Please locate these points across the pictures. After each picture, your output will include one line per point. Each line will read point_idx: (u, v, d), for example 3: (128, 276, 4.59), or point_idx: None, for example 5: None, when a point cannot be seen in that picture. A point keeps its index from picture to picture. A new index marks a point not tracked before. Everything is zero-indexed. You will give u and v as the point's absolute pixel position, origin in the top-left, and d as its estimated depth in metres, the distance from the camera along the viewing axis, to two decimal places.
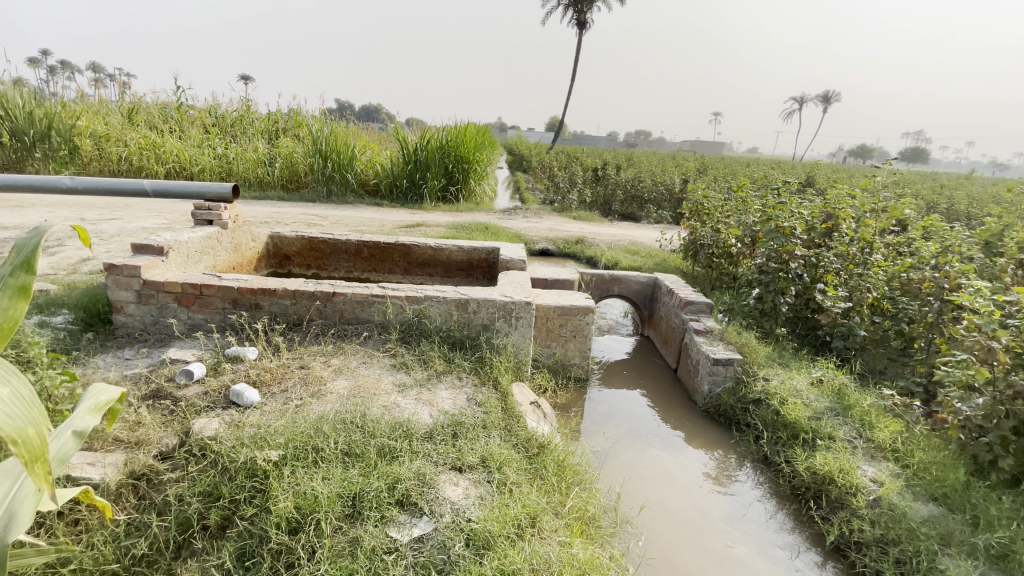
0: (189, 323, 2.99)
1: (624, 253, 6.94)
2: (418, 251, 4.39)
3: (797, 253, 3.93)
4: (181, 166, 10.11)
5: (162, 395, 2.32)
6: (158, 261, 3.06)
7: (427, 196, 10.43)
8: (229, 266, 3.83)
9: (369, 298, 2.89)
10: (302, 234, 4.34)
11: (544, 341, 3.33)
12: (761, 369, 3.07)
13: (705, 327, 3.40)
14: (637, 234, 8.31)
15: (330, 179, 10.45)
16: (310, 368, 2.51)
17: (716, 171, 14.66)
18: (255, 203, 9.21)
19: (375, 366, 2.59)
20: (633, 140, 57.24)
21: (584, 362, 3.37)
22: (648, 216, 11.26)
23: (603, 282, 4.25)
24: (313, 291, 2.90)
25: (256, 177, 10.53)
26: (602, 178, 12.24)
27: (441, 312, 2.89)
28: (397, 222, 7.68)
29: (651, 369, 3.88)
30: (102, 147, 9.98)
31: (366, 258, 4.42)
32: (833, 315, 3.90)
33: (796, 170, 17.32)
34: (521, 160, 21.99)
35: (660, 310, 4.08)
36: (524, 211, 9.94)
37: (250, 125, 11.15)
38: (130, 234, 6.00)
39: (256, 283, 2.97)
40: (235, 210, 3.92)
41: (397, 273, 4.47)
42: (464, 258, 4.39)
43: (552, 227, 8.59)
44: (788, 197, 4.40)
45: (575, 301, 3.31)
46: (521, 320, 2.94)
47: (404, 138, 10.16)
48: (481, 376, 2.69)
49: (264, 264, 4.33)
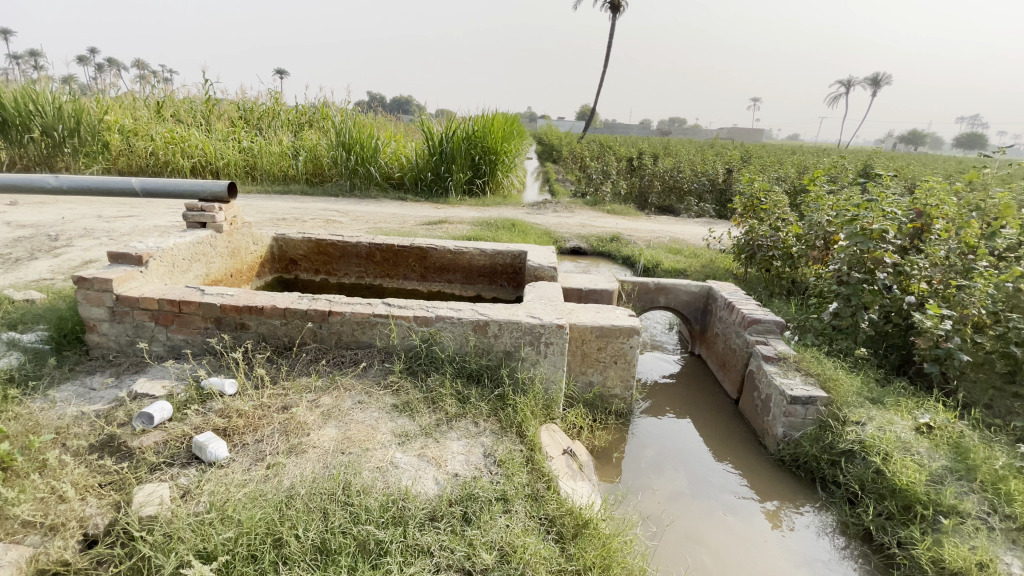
0: (169, 345, 2.61)
1: (665, 253, 6.30)
2: (435, 255, 3.91)
3: (887, 261, 3.30)
4: (207, 160, 9.97)
5: (115, 444, 1.91)
6: (135, 273, 2.68)
7: (453, 189, 9.96)
8: (227, 272, 3.44)
9: (370, 319, 2.43)
10: (309, 236, 3.92)
11: (580, 368, 2.81)
12: (853, 410, 2.49)
13: (776, 353, 2.85)
14: (679, 230, 7.63)
15: (353, 172, 10.07)
16: (294, 409, 2.07)
17: (760, 160, 13.71)
18: (276, 198, 8.94)
19: (372, 406, 2.13)
20: (667, 129, 55.51)
21: (627, 393, 2.84)
22: (688, 209, 10.52)
23: (647, 292, 3.68)
24: (307, 309, 2.45)
25: (280, 171, 10.34)
26: (638, 168, 11.52)
27: (455, 337, 2.41)
28: (420, 219, 7.24)
29: (706, 398, 3.31)
30: (130, 142, 9.93)
31: (379, 262, 3.97)
32: (932, 337, 3.22)
33: (849, 158, 16.10)
34: (551, 150, 21.35)
35: (715, 327, 3.50)
36: (554, 205, 9.38)
37: (275, 118, 10.92)
38: (142, 233, 5.74)
39: (243, 300, 2.54)
40: (233, 209, 3.51)
41: (412, 279, 4.00)
42: (487, 263, 3.89)
43: (584, 223, 7.99)
44: (875, 188, 3.72)
45: (616, 321, 2.78)
46: (551, 347, 2.43)
47: (430, 128, 9.69)
48: (502, 419, 2.20)
49: (267, 269, 3.92)
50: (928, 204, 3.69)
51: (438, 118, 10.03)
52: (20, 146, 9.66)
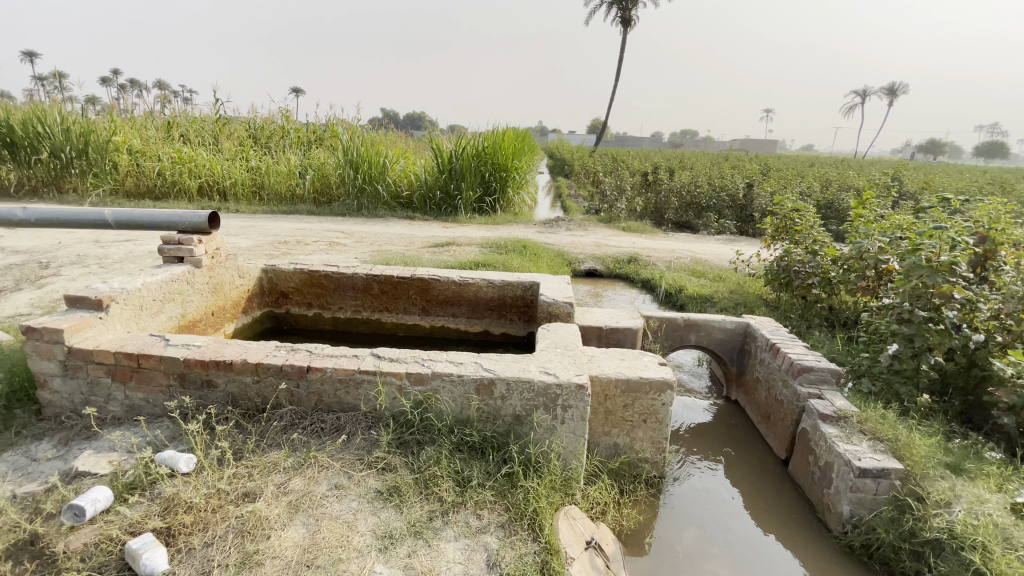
0: (127, 404, 2.27)
1: (688, 277, 5.88)
2: (438, 287, 3.54)
3: (957, 297, 2.88)
4: (214, 180, 9.87)
5: (36, 546, 1.56)
6: (93, 320, 2.35)
7: (462, 208, 9.64)
8: (210, 310, 3.13)
9: (356, 377, 2.08)
10: (301, 267, 3.58)
11: (601, 427, 2.43)
12: (935, 487, 2.06)
13: (835, 411, 2.48)
14: (700, 250, 7.20)
15: (360, 191, 9.77)
16: (257, 498, 1.71)
17: (779, 174, 13.25)
18: (281, 219, 8.70)
19: (350, 492, 1.76)
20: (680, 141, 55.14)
21: (657, 456, 2.45)
22: (708, 226, 10.07)
23: (678, 331, 3.28)
24: (283, 364, 2.12)
25: (287, 191, 10.06)
26: (654, 183, 11.15)
27: (455, 399, 2.05)
28: (427, 240, 6.92)
29: (746, 456, 2.91)
30: (137, 163, 9.83)
31: (377, 295, 3.61)
32: (1012, 386, 2.78)
33: (873, 170, 15.51)
34: (562, 165, 21.08)
35: (756, 372, 3.11)
36: (567, 222, 9.01)
37: (283, 137, 10.75)
38: (136, 259, 5.48)
39: (211, 353, 2.21)
40: (216, 241, 3.19)
41: (413, 313, 3.63)
42: (495, 296, 3.52)
43: (599, 243, 7.60)
44: (934, 210, 3.26)
45: (643, 373, 2.39)
46: (569, 412, 2.04)
47: (439, 145, 9.44)
48: (511, 508, 1.80)
49: (256, 302, 3.59)
50: (993, 226, 3.18)
51: (448, 134, 9.77)
52: (28, 167, 9.61)
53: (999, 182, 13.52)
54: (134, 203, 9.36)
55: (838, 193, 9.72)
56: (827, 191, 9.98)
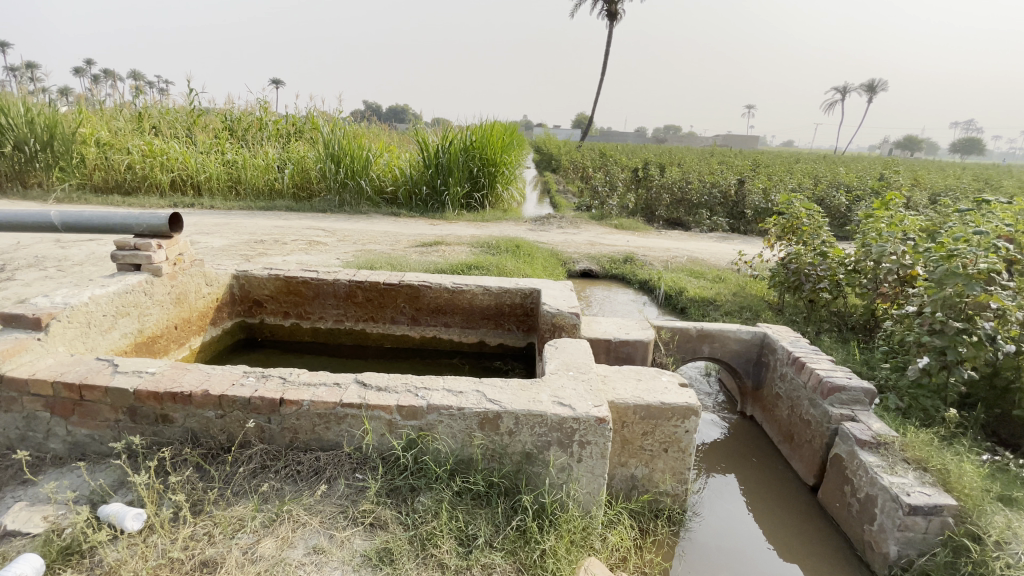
0: (70, 442, 1.94)
1: (687, 278, 5.64)
2: (429, 295, 3.23)
3: (993, 307, 2.68)
4: (188, 174, 9.39)
5: None
6: (31, 341, 2.00)
7: (450, 204, 9.29)
8: (172, 323, 2.79)
9: (338, 412, 1.79)
10: (277, 273, 3.23)
11: (617, 458, 2.17)
12: (993, 524, 1.84)
13: (873, 436, 2.26)
14: (697, 249, 6.98)
15: (343, 187, 9.32)
16: (218, 569, 1.41)
17: (769, 170, 13.16)
18: (258, 216, 8.26)
19: (332, 557, 1.47)
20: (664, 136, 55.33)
21: (677, 488, 2.21)
22: (700, 223, 9.89)
23: (691, 343, 3.04)
24: (252, 396, 1.81)
25: (265, 186, 9.54)
26: (644, 180, 10.93)
27: (454, 437, 1.77)
28: (413, 239, 6.58)
29: (767, 481, 2.69)
30: (105, 155, 9.29)
31: (361, 303, 3.28)
32: None
33: (859, 166, 15.53)
34: (549, 159, 20.83)
35: (776, 387, 2.89)
36: (558, 220, 8.74)
37: (261, 128, 10.25)
38: (97, 261, 5.06)
39: (167, 382, 1.89)
40: (178, 246, 2.85)
41: (401, 323, 3.32)
42: (492, 304, 3.23)
43: (592, 241, 7.34)
44: (964, 213, 3.06)
45: (664, 398, 2.13)
46: (586, 449, 1.77)
47: (425, 139, 9.07)
48: (524, 570, 1.53)
49: (226, 312, 3.24)
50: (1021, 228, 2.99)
51: (434, 127, 9.41)
52: None
53: (982, 179, 13.60)
54: (102, 198, 8.83)
55: (829, 192, 9.60)
56: (820, 187, 9.86)
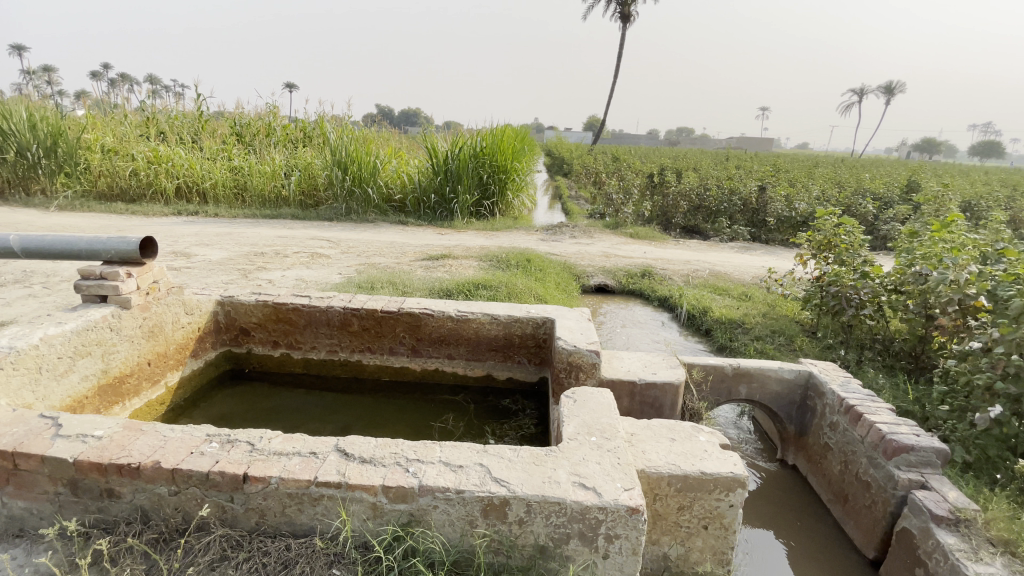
0: (5, 516, 1.67)
1: (711, 295, 5.28)
2: (432, 324, 2.92)
3: None
4: (193, 181, 9.20)
5: None
6: None
7: (459, 212, 8.99)
8: (145, 359, 2.52)
9: (313, 493, 1.49)
10: (266, 299, 2.95)
11: (647, 536, 1.86)
12: None
13: (950, 510, 1.90)
14: (719, 262, 6.61)
15: (349, 194, 9.07)
16: None
17: (789, 175, 12.68)
18: (262, 225, 8.01)
19: None
20: (676, 139, 54.71)
21: (717, 570, 1.88)
22: (718, 232, 9.48)
23: (725, 382, 2.70)
24: (210, 471, 1.52)
25: (271, 193, 9.28)
26: (660, 186, 10.56)
27: (451, 525, 1.47)
28: (420, 251, 6.28)
29: (815, 550, 2.34)
30: (111, 162, 9.14)
31: (356, 332, 2.97)
32: None
33: (882, 171, 14.95)
34: (560, 163, 20.50)
35: (824, 437, 2.54)
36: (571, 229, 8.41)
37: (267, 133, 10.01)
38: None
39: (114, 449, 1.62)
40: (152, 272, 2.57)
41: (400, 354, 3.00)
42: (501, 334, 2.90)
43: (608, 253, 6.99)
44: None
45: (704, 468, 1.80)
46: (614, 543, 1.45)
47: (433, 145, 8.80)
48: None
49: (209, 342, 2.96)
50: None
51: (443, 132, 9.14)
52: None
53: (1015, 185, 12.98)
54: (106, 205, 8.67)
55: (856, 200, 9.15)
56: (845, 195, 9.40)
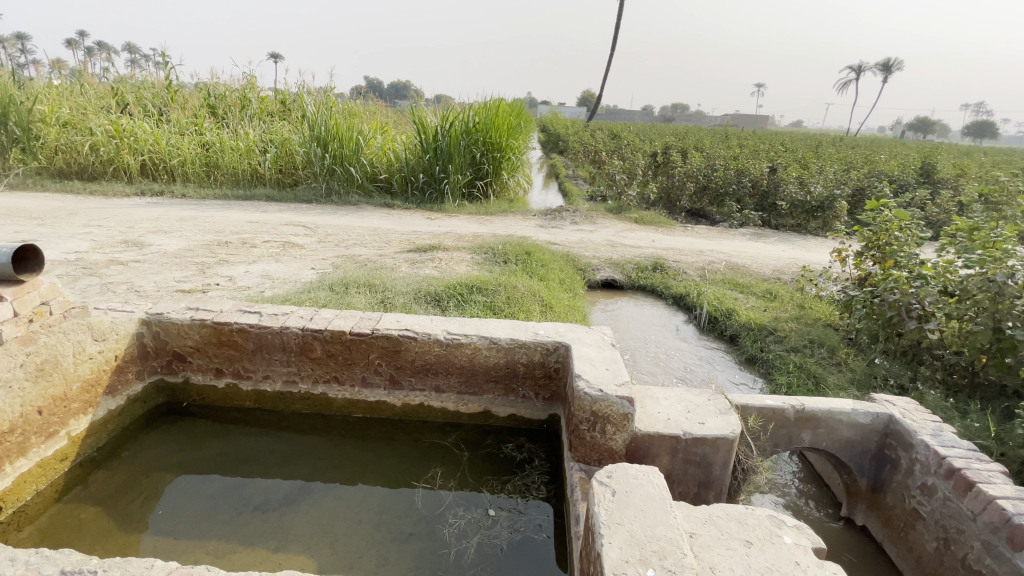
0: None
1: (733, 294, 4.71)
2: (414, 350, 2.31)
3: None
4: (159, 158, 8.38)
5: None
6: None
7: (450, 193, 8.29)
8: (32, 408, 1.91)
9: None
10: (203, 318, 2.32)
11: None
12: None
13: None
14: (736, 252, 6.04)
15: (330, 174, 8.32)
16: None
17: (798, 155, 12.06)
18: (234, 207, 7.26)
19: None
20: (672, 116, 53.67)
21: None
22: (727, 216, 8.88)
23: (783, 427, 2.17)
24: None
25: (245, 171, 8.49)
26: (665, 166, 9.89)
27: None
28: (407, 240, 5.64)
29: None
30: (68, 136, 8.29)
31: (319, 359, 2.37)
32: None
33: (889, 151, 14.39)
34: (557, 140, 19.68)
35: (911, 501, 2.02)
36: (571, 213, 7.79)
37: (240, 104, 9.15)
38: None
39: None
40: (38, 291, 2.05)
41: (376, 385, 2.41)
42: (502, 363, 2.31)
43: (613, 242, 6.39)
44: None
45: None
46: None
47: (422, 120, 8.08)
48: None
49: (133, 373, 2.34)
50: None
51: (433, 105, 8.38)
52: None
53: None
54: (61, 184, 7.84)
55: (872, 182, 8.58)
56: (861, 178, 8.83)
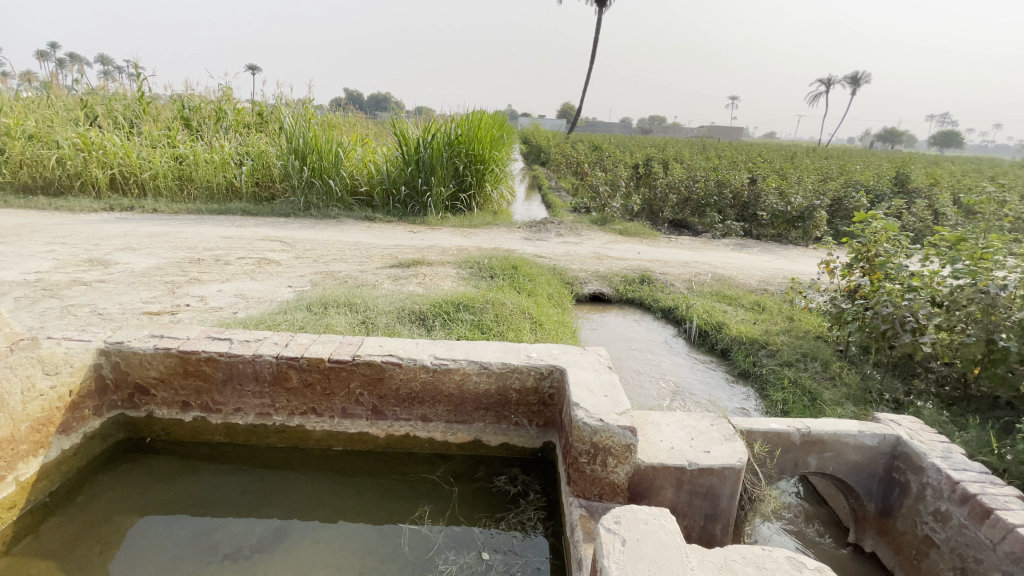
0: None
1: (722, 306, 4.65)
2: (398, 377, 2.16)
3: None
4: (129, 171, 8.07)
5: None
6: None
7: (432, 206, 8.15)
8: None
9: None
10: (167, 347, 2.14)
11: None
12: None
13: None
14: (722, 264, 6.01)
15: (309, 187, 8.11)
16: None
17: (776, 166, 12.26)
18: (208, 223, 7.01)
19: None
20: (650, 128, 54.51)
21: None
22: (710, 226, 8.91)
23: (789, 452, 2.07)
24: None
25: (220, 185, 8.23)
26: (647, 177, 9.92)
27: None
28: (389, 255, 5.48)
29: None
30: (31, 149, 7.94)
31: (296, 389, 2.20)
32: None
33: (862, 162, 14.75)
34: (539, 152, 19.72)
35: (923, 527, 1.94)
36: (556, 225, 7.72)
37: (215, 116, 8.91)
38: None
39: None
40: None
41: (357, 415, 2.25)
42: (493, 389, 2.17)
43: (599, 254, 6.32)
44: None
45: None
46: None
47: (403, 132, 7.96)
48: None
49: (91, 409, 2.14)
50: None
51: (414, 117, 8.26)
52: None
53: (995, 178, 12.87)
54: (23, 200, 7.48)
55: (850, 192, 8.71)
56: (839, 188, 8.96)
